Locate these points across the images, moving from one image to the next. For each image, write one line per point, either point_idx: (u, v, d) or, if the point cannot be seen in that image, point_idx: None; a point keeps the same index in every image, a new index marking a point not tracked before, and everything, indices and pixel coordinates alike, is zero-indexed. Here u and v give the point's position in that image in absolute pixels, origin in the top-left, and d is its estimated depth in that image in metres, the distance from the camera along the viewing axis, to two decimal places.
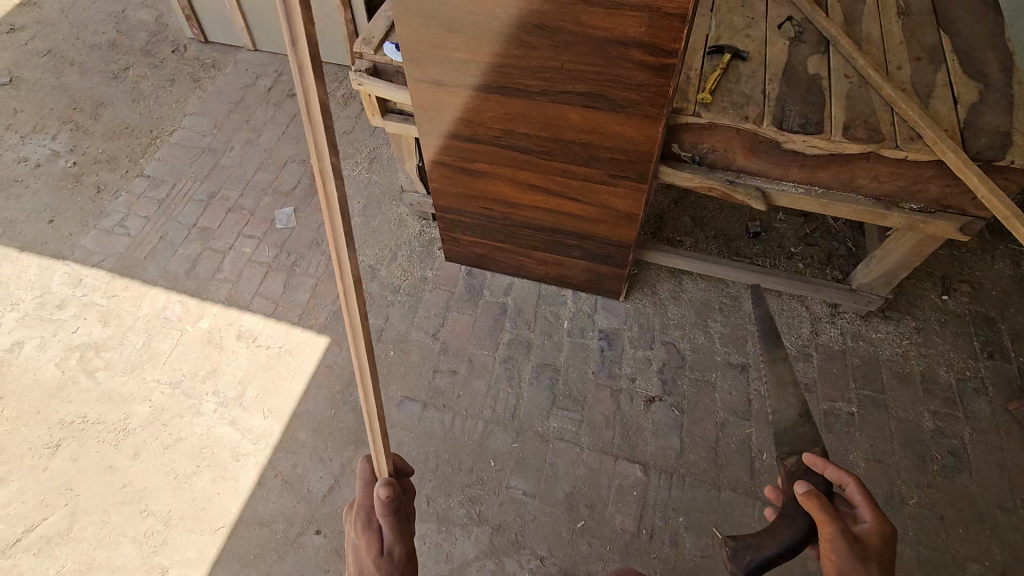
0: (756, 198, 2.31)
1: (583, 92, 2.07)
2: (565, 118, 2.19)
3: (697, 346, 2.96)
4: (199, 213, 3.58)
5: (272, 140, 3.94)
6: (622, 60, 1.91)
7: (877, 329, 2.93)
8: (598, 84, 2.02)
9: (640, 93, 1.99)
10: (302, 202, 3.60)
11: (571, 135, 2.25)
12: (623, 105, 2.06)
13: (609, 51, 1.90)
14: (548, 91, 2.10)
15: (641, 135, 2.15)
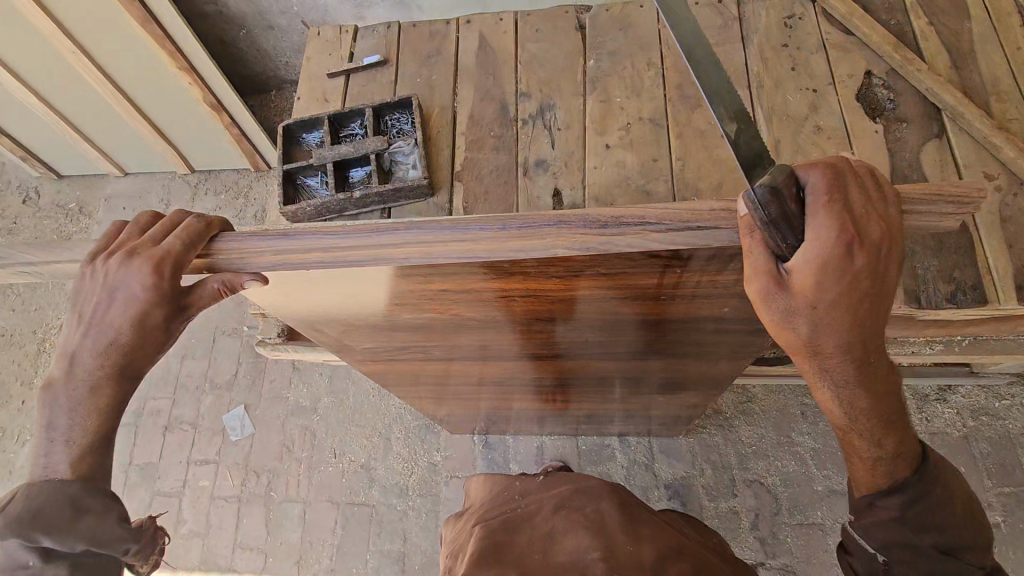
0: None
1: (621, 349, 1.37)
2: (594, 361, 1.49)
3: (789, 477, 2.41)
4: (132, 442, 2.85)
5: None
6: (686, 330, 1.21)
7: (1001, 394, 2.39)
8: (645, 345, 1.33)
9: (717, 346, 1.30)
10: (251, 392, 2.87)
11: (605, 368, 1.57)
12: (686, 354, 1.36)
13: (655, 323, 1.21)
14: (566, 348, 1.40)
15: (716, 366, 1.46)
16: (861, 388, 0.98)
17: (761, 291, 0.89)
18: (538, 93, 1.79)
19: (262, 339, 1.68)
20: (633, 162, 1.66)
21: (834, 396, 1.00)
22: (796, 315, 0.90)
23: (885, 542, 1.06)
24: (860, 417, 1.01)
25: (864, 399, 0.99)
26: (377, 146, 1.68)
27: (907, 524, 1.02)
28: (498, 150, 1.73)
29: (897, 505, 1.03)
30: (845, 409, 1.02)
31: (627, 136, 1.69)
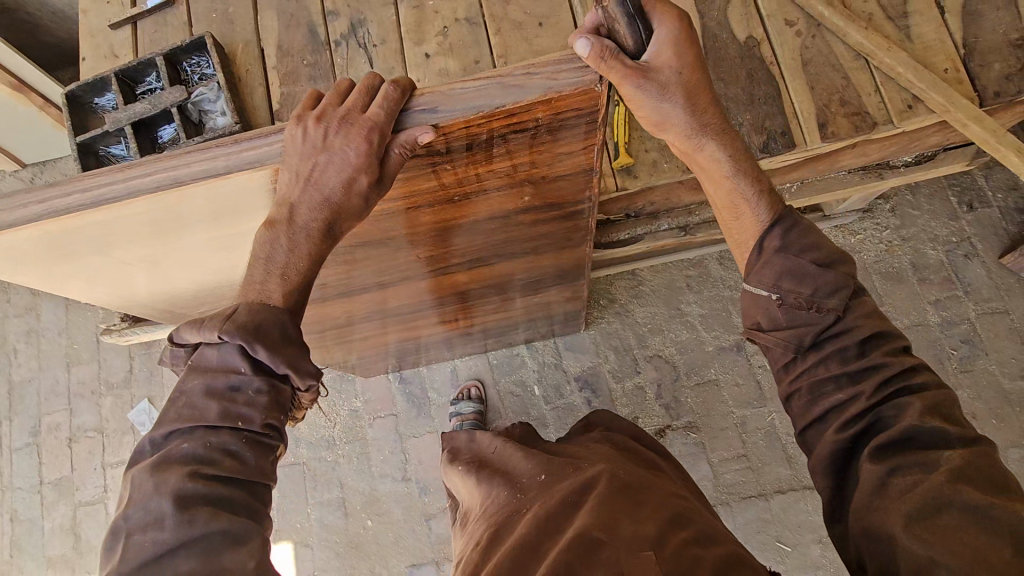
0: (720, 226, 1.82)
1: (464, 262, 1.38)
2: (449, 279, 1.51)
3: (684, 345, 2.58)
4: (37, 462, 2.74)
5: (57, 315, 2.90)
6: (496, 229, 1.19)
7: (855, 230, 2.58)
8: (475, 256, 1.34)
9: (538, 242, 1.32)
10: (151, 383, 2.75)
11: (463, 285, 1.59)
12: (521, 253, 1.38)
13: (461, 231, 1.17)
14: (410, 274, 1.40)
15: (558, 260, 1.51)
16: (721, 140, 1.06)
17: (638, 88, 0.90)
18: (346, 10, 1.67)
19: (107, 327, 1.67)
20: (456, 68, 1.60)
21: (716, 159, 1.07)
22: (670, 94, 0.95)
23: (776, 279, 1.04)
24: (738, 166, 1.08)
25: (733, 149, 1.07)
26: (176, 98, 1.52)
27: (789, 250, 1.04)
28: (314, 80, 1.62)
29: (780, 234, 1.06)
30: (726, 168, 1.07)
31: (446, 41, 1.62)
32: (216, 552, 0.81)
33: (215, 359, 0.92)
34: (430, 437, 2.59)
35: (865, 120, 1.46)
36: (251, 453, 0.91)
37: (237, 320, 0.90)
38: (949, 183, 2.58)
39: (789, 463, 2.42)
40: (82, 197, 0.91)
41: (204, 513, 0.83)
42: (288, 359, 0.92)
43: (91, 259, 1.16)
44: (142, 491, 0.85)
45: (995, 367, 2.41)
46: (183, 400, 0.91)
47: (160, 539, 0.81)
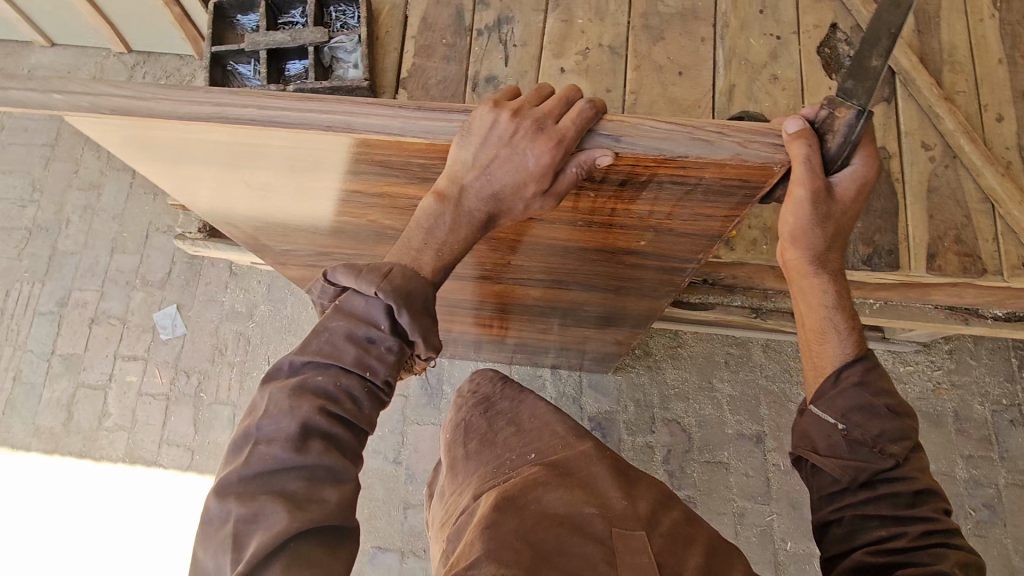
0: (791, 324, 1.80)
1: (549, 281, 1.37)
2: (521, 291, 1.51)
3: (705, 419, 2.54)
4: (56, 332, 2.79)
5: (117, 200, 2.96)
6: (607, 263, 1.19)
7: (908, 360, 2.53)
8: (565, 279, 1.34)
9: (631, 285, 1.31)
10: (184, 292, 2.79)
11: (530, 299, 1.58)
12: (605, 288, 1.37)
13: (576, 254, 1.17)
14: (492, 275, 1.40)
15: (632, 305, 1.49)
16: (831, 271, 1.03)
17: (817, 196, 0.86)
18: (498, 3, 1.68)
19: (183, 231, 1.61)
20: (586, 90, 1.60)
21: (821, 288, 1.04)
22: (828, 220, 0.92)
23: (847, 410, 1.03)
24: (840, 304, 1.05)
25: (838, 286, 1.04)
26: (317, 39, 1.56)
27: (867, 388, 1.03)
28: (447, 60, 1.64)
29: (860, 371, 1.04)
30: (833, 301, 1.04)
31: (584, 62, 1.63)
32: (322, 485, 0.88)
33: (360, 308, 0.95)
34: (431, 429, 2.57)
35: (976, 264, 1.43)
36: (368, 404, 0.96)
37: (394, 280, 0.93)
38: (1013, 344, 2.52)
39: (776, 569, 2.35)
40: (242, 109, 0.85)
41: (320, 446, 0.89)
42: (425, 331, 0.95)
43: (191, 173, 1.08)
44: (273, 411, 0.91)
45: (1009, 540, 2.33)
46: (324, 337, 0.94)
47: (280, 457, 0.88)
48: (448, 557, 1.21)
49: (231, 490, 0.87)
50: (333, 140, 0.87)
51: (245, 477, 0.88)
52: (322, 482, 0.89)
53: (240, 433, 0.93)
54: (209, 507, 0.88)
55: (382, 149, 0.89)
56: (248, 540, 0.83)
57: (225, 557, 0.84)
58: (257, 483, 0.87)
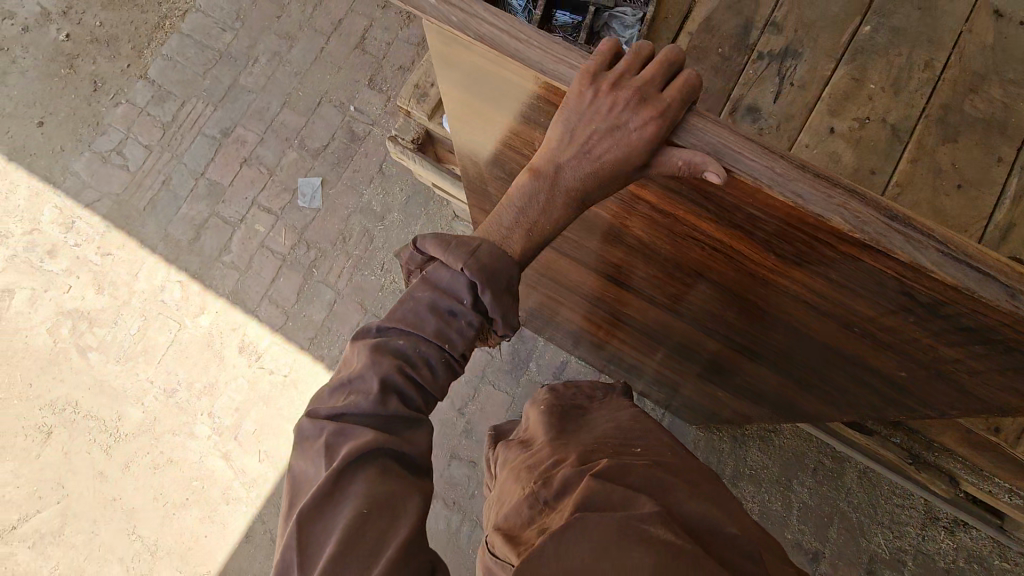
0: (943, 484, 1.69)
1: (738, 347, 1.32)
2: (693, 339, 1.46)
3: (766, 512, 2.42)
4: (211, 158, 2.92)
5: (305, 58, 3.01)
6: (776, 328, 1.12)
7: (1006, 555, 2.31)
8: (755, 351, 1.28)
9: (826, 388, 1.25)
10: (333, 169, 2.85)
11: (695, 349, 1.52)
12: (791, 378, 1.31)
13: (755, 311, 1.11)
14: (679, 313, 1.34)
15: (798, 399, 1.43)
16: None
17: None
18: (792, 32, 1.52)
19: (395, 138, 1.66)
20: (848, 163, 1.46)
21: None
22: None
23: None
24: None
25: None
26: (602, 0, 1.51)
27: None
28: (715, 72, 1.52)
29: None
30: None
31: (858, 131, 1.48)
32: (397, 433, 1.01)
33: (446, 282, 1.02)
34: (503, 397, 2.58)
35: None
36: (442, 373, 1.06)
37: (476, 262, 0.98)
38: None
39: None
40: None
41: (396, 401, 1.00)
42: (504, 311, 1.01)
43: (493, 122, 1.09)
44: (361, 363, 1.03)
45: None
46: (410, 304, 1.04)
47: (364, 407, 0.99)
48: (538, 501, 1.12)
49: (319, 421, 1.00)
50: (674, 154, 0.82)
51: (330, 415, 1.01)
52: (395, 428, 1.01)
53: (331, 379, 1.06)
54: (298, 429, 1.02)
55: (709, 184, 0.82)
56: (337, 454, 0.96)
57: (315, 462, 0.98)
58: (337, 420, 1.00)
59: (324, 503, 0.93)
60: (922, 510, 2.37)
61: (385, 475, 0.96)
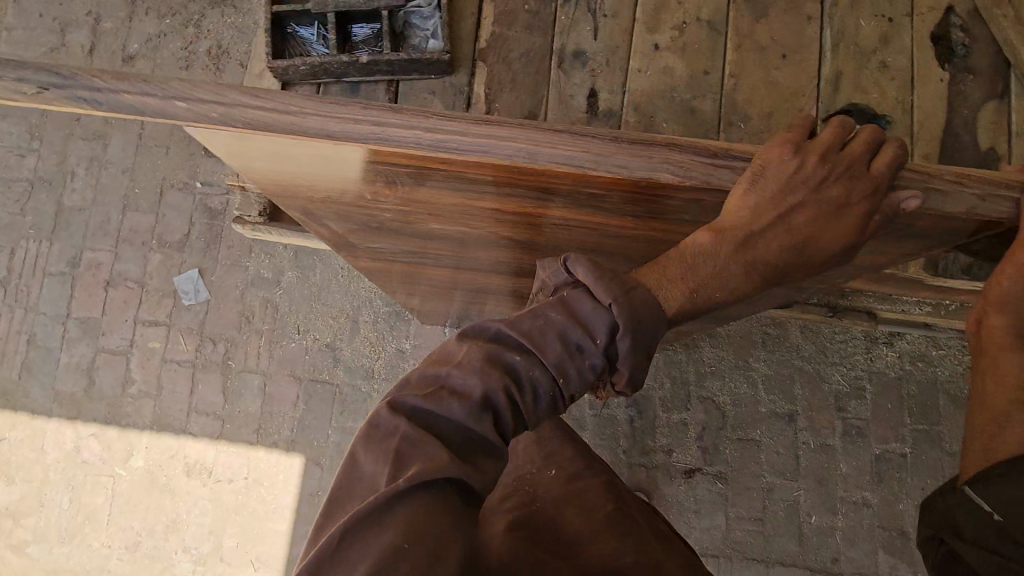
0: (863, 319, 1.78)
1: None
2: None
3: (739, 398, 2.58)
4: (68, 294, 2.63)
5: (126, 153, 2.74)
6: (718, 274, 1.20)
7: (938, 345, 2.59)
8: None
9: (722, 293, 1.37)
10: (205, 255, 2.64)
11: None
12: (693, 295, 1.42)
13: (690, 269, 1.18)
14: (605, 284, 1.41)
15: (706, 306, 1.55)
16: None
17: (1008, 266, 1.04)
18: None
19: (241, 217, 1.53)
20: (682, 73, 1.48)
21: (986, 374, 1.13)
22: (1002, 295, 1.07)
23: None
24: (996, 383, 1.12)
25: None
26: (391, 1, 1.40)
27: None
28: (530, 30, 1.49)
29: None
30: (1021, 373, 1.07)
31: (680, 38, 1.49)
32: (478, 459, 0.87)
33: (586, 313, 0.94)
34: None
35: None
36: (544, 406, 0.95)
37: (623, 305, 0.93)
38: None
39: (800, 540, 2.47)
40: (402, 128, 0.89)
41: (489, 422, 0.88)
42: (633, 363, 0.96)
43: (318, 182, 1.12)
44: (465, 373, 0.89)
45: None
46: (535, 320, 0.94)
47: (457, 419, 0.87)
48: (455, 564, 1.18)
49: (394, 425, 0.85)
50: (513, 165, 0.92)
51: (414, 412, 0.87)
52: (473, 456, 0.87)
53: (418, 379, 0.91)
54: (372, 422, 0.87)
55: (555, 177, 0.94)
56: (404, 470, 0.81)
57: (384, 453, 0.84)
58: (417, 426, 0.85)
59: (396, 501, 0.79)
60: (863, 337, 2.62)
61: (463, 494, 0.85)
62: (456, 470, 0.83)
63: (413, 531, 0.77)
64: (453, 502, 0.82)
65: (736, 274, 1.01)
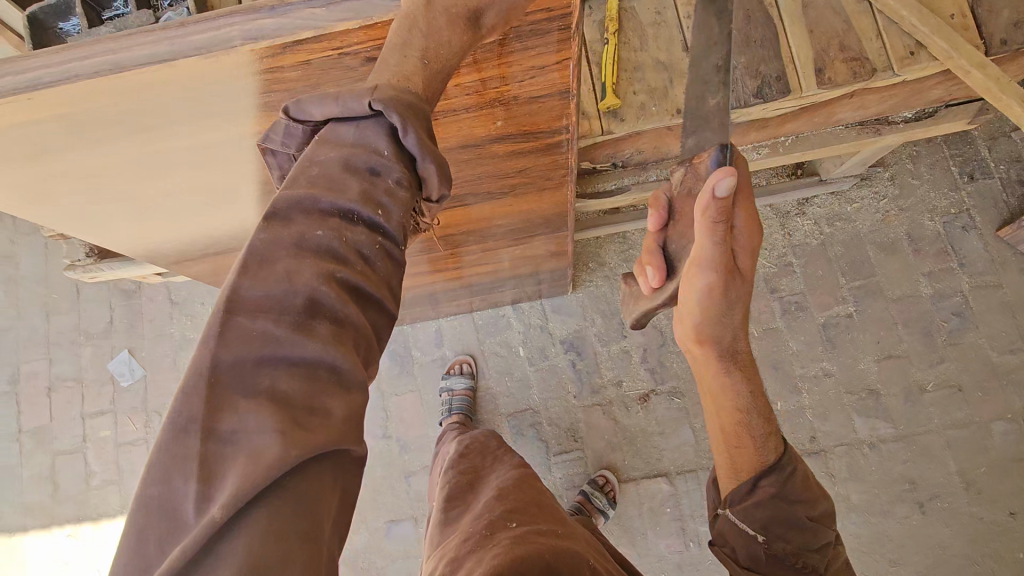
0: None
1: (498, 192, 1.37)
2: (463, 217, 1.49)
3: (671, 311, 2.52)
4: (16, 411, 2.71)
5: (38, 264, 2.84)
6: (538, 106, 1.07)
7: (851, 199, 2.50)
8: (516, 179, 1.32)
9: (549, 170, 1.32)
10: (131, 335, 2.71)
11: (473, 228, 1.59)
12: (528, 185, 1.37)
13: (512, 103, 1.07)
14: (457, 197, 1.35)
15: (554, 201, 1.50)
16: (737, 371, 1.19)
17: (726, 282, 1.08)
18: None
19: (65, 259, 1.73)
20: None
21: (733, 386, 1.19)
22: (728, 304, 1.12)
23: (766, 522, 1.11)
24: (740, 386, 1.19)
25: (745, 387, 1.19)
26: (143, 22, 1.30)
27: (785, 500, 1.11)
28: None
29: (776, 483, 1.12)
30: (737, 403, 1.19)
31: None
32: (325, 389, 0.77)
33: (361, 138, 0.90)
34: (413, 396, 2.59)
35: (864, 66, 1.38)
36: (379, 261, 0.89)
37: (387, 97, 0.86)
38: (950, 152, 2.50)
39: None
40: (116, 48, 0.85)
41: (326, 330, 0.79)
42: (429, 152, 0.90)
43: (106, 162, 1.13)
44: (269, 261, 0.81)
45: (984, 341, 2.37)
46: (314, 170, 0.88)
47: (273, 336, 0.77)
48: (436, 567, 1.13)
49: (204, 351, 0.75)
50: (106, 84, 0.88)
51: (222, 363, 0.74)
52: (319, 375, 0.77)
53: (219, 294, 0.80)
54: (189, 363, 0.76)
55: (159, 83, 0.89)
56: (227, 466, 0.70)
57: (202, 387, 0.73)
58: (234, 342, 0.75)
59: (229, 435, 0.71)
60: (775, 214, 2.52)
61: (316, 386, 0.76)
62: (292, 376, 0.76)
63: (253, 459, 0.70)
64: (298, 403, 0.74)
65: (438, 26, 0.87)
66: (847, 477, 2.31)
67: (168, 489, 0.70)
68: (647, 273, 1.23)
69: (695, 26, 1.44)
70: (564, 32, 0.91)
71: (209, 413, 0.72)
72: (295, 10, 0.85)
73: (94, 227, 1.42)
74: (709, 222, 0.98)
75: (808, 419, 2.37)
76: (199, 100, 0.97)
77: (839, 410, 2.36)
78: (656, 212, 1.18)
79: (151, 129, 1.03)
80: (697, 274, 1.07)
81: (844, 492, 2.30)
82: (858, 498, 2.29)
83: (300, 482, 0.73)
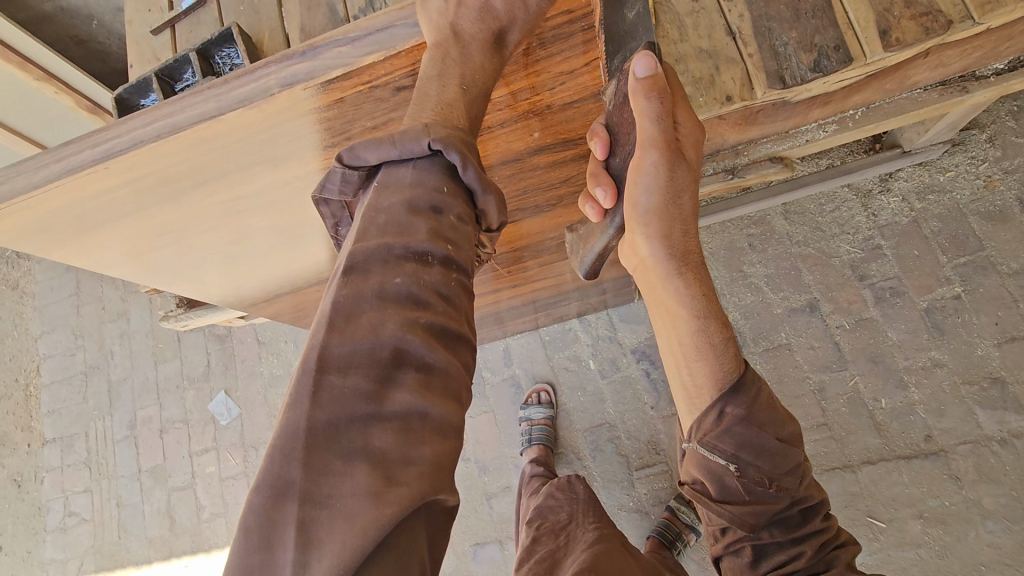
0: (774, 169, 1.76)
1: (546, 202, 1.39)
2: (514, 235, 1.50)
3: (748, 309, 2.35)
4: (136, 452, 2.98)
5: (146, 317, 3.14)
6: (579, 106, 1.10)
7: (944, 167, 2.25)
8: (563, 184, 1.34)
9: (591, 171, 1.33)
10: (226, 376, 2.91)
11: (528, 242, 1.58)
12: (577, 189, 1.38)
13: (548, 112, 1.10)
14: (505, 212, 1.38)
15: None
16: (688, 276, 1.12)
17: (672, 158, 1.01)
18: None
19: (168, 312, 2.05)
20: None
21: (685, 298, 1.12)
22: (675, 194, 1.06)
23: (735, 448, 1.03)
24: (694, 296, 1.12)
25: (697, 295, 1.12)
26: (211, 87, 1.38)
27: (752, 421, 1.03)
28: None
29: (741, 405, 1.04)
30: (692, 307, 1.12)
31: None
32: (416, 438, 0.75)
33: (419, 178, 0.90)
34: (489, 416, 2.60)
35: (938, 20, 1.23)
36: (459, 297, 0.88)
37: (450, 141, 0.89)
38: None
39: (879, 432, 2.15)
40: (193, 105, 0.94)
41: (414, 382, 0.78)
42: (488, 183, 0.94)
43: (183, 217, 1.24)
44: (353, 316, 0.80)
45: None
46: (380, 219, 0.88)
47: (361, 389, 0.75)
48: None
49: (298, 413, 0.74)
50: (168, 145, 0.98)
51: (317, 424, 0.73)
52: (415, 427, 0.76)
53: (305, 352, 0.78)
54: (282, 425, 0.74)
55: (214, 137, 0.98)
56: (324, 524, 0.69)
57: (298, 448, 0.72)
58: (328, 401, 0.74)
59: (324, 497, 0.70)
60: (855, 195, 2.32)
61: (410, 436, 0.75)
62: (386, 431, 0.74)
63: (351, 524, 0.68)
64: (393, 458, 0.73)
65: (470, 54, 0.95)
66: (976, 480, 2.04)
67: (267, 558, 0.69)
68: (597, 197, 1.14)
69: (737, 8, 1.37)
70: (588, 32, 0.95)
71: (306, 477, 0.70)
72: (322, 51, 0.91)
73: (181, 278, 1.57)
74: (643, 99, 0.94)
75: (920, 416, 2.13)
76: (250, 148, 1.04)
77: (957, 404, 2.10)
78: (599, 139, 1.09)
79: (213, 180, 1.12)
80: (641, 157, 1.01)
81: (974, 497, 2.03)
82: (992, 503, 2.01)
83: (399, 539, 0.71)
